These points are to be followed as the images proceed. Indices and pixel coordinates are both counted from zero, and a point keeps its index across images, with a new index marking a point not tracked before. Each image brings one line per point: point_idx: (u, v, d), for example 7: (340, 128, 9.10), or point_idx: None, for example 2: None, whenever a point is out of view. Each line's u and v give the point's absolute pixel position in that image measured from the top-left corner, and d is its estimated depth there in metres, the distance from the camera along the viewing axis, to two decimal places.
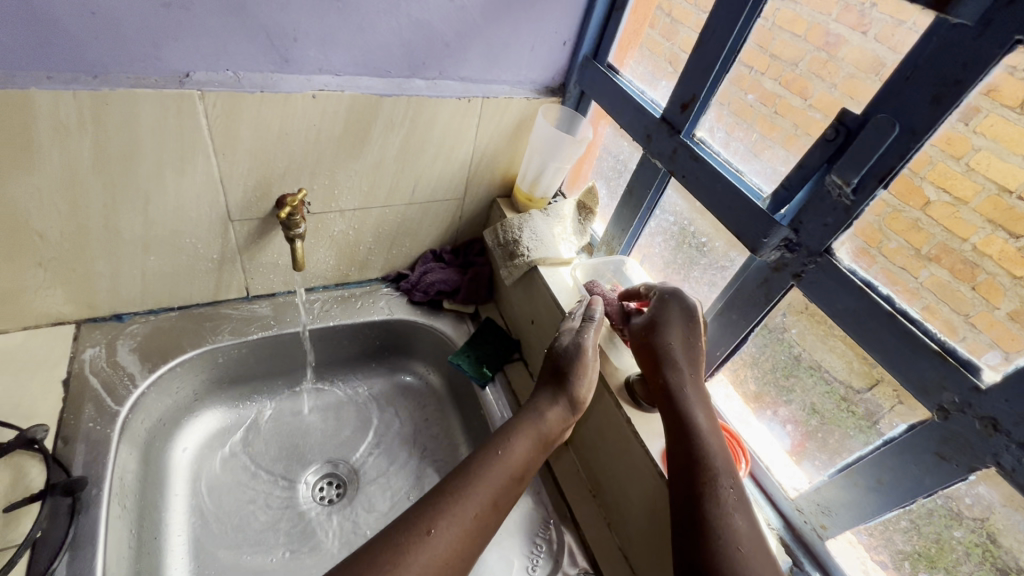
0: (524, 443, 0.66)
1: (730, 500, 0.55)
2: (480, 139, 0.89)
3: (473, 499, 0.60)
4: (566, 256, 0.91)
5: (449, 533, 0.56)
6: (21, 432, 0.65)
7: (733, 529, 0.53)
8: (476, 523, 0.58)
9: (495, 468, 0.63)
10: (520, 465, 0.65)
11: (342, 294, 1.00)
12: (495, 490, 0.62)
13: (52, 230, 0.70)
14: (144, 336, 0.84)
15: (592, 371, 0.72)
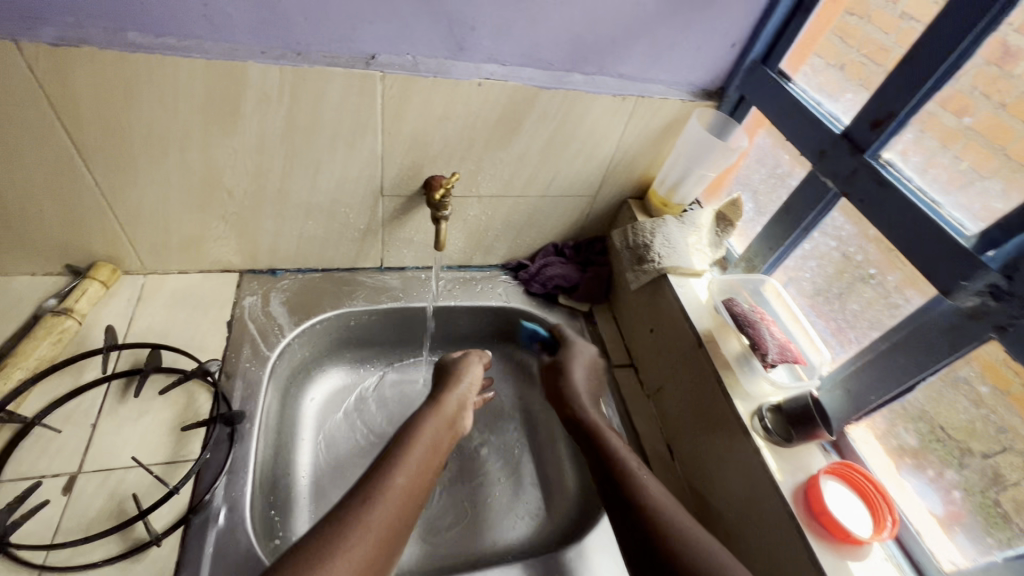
0: (440, 415, 0.75)
1: (661, 500, 0.66)
2: (626, 138, 0.87)
3: (409, 465, 0.66)
4: (698, 267, 0.87)
5: (399, 489, 0.63)
6: (200, 363, 0.74)
7: (681, 530, 0.62)
8: (417, 480, 0.65)
9: (426, 439, 0.71)
10: (437, 441, 0.72)
11: (464, 276, 1.03)
12: (434, 460, 0.70)
13: (238, 188, 0.78)
14: (293, 291, 0.92)
15: (473, 366, 0.86)
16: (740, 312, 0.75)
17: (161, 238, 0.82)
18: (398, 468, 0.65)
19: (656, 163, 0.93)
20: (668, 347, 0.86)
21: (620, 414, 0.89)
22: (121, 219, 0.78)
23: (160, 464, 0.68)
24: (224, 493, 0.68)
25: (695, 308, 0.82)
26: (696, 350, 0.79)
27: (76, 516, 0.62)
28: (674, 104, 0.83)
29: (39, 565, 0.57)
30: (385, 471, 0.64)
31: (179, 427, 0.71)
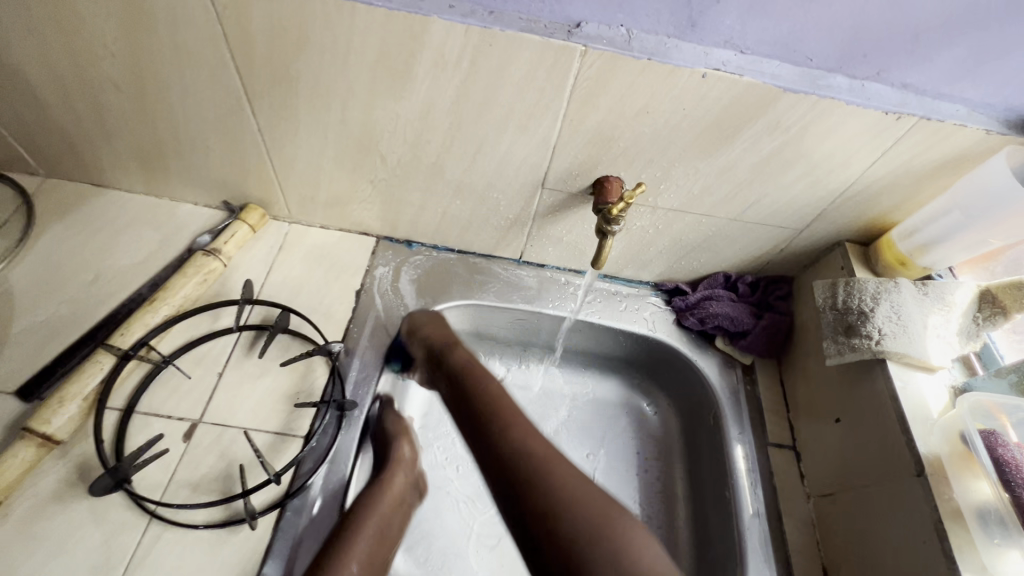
0: (389, 493, 0.64)
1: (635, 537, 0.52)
2: (876, 168, 0.64)
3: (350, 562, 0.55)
4: (934, 362, 0.64)
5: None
6: (324, 343, 0.69)
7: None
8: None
9: (363, 528, 0.59)
10: (384, 525, 0.61)
11: (609, 289, 0.88)
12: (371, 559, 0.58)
13: (393, 155, 0.70)
14: (425, 269, 0.85)
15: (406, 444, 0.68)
16: (1012, 460, 0.54)
17: (309, 192, 0.79)
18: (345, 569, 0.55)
19: (905, 206, 0.69)
20: (861, 449, 0.66)
21: (768, 506, 0.71)
22: (276, 167, 0.75)
23: (270, 434, 0.66)
24: (322, 482, 0.64)
25: (921, 420, 0.61)
26: (911, 478, 0.58)
27: (189, 468, 0.62)
28: (970, 135, 0.58)
29: (151, 512, 0.58)
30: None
31: (293, 397, 0.69)
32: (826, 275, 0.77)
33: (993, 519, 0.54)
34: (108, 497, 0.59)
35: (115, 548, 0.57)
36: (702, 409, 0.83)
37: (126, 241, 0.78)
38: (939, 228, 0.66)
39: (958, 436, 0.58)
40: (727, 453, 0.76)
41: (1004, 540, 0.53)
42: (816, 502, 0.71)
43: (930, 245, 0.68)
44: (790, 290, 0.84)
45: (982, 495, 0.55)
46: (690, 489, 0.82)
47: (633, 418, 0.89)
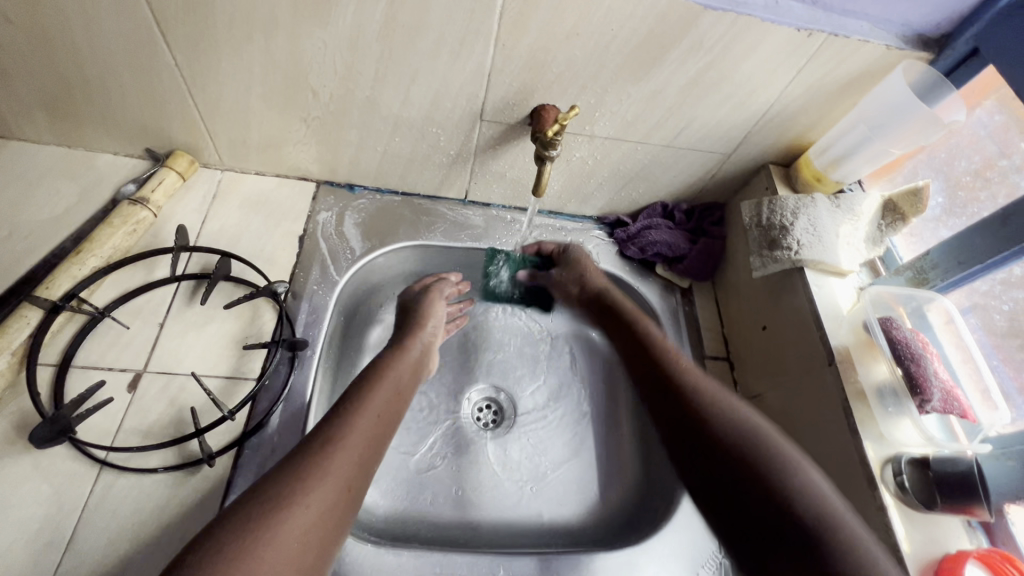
0: (405, 360, 0.68)
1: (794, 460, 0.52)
2: (792, 88, 0.68)
3: (369, 410, 0.59)
4: (845, 267, 0.71)
5: (352, 450, 0.54)
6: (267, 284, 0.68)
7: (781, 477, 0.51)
8: (365, 447, 0.56)
9: (382, 388, 0.62)
10: (399, 386, 0.65)
11: (554, 224, 0.91)
12: (386, 411, 0.61)
13: (325, 90, 0.68)
14: (369, 212, 0.84)
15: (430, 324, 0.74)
16: (903, 338, 0.62)
17: (240, 134, 0.76)
18: (361, 417, 0.57)
19: (819, 126, 0.74)
20: (783, 351, 0.72)
21: None
22: (201, 107, 0.71)
23: (221, 379, 0.65)
24: (279, 421, 0.65)
25: (833, 317, 0.67)
26: (824, 368, 0.64)
27: (136, 416, 0.61)
28: (873, 50, 0.62)
29: (101, 459, 0.57)
30: (347, 427, 0.55)
31: (241, 341, 0.68)
32: (753, 198, 0.82)
33: (889, 394, 0.61)
34: (52, 450, 0.57)
35: (65, 498, 0.56)
36: None
37: (41, 195, 0.73)
38: (849, 143, 0.71)
39: (861, 326, 0.66)
40: None
41: (897, 409, 0.60)
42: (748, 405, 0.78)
43: (840, 160, 0.73)
44: (722, 216, 0.89)
45: (881, 375, 0.62)
46: (636, 407, 0.87)
47: (583, 350, 0.94)
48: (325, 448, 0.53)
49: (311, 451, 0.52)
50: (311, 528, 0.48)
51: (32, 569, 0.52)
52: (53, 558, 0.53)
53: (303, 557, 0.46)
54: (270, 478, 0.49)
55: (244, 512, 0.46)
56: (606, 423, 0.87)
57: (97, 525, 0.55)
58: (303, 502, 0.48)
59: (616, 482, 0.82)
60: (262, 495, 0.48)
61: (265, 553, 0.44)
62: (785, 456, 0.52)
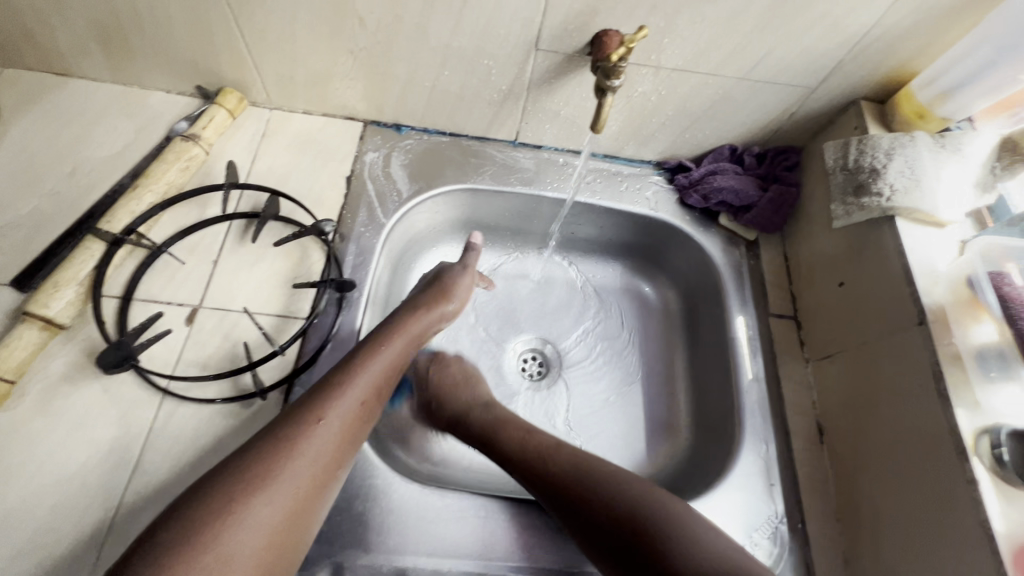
0: (410, 325, 0.63)
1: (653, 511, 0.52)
2: (900, 6, 0.58)
3: (362, 383, 0.55)
4: (945, 217, 0.62)
5: (334, 429, 0.50)
6: (315, 223, 0.67)
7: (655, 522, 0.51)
8: (350, 429, 0.52)
9: (377, 361, 0.57)
10: (400, 360, 0.60)
11: (609, 169, 0.85)
12: (381, 387, 0.57)
13: (372, 17, 0.64)
14: (416, 153, 0.81)
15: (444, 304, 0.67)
16: (1016, 296, 0.55)
17: (286, 69, 0.73)
18: (347, 395, 0.53)
19: (928, 51, 0.64)
20: (863, 308, 0.65)
21: (768, 371, 0.73)
22: (247, 39, 0.69)
23: (272, 317, 0.66)
24: (329, 359, 0.65)
25: (929, 271, 0.60)
26: (913, 327, 0.58)
27: (194, 349, 0.63)
28: None
29: (163, 388, 0.59)
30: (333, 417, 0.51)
31: (290, 281, 0.68)
32: (838, 138, 0.73)
33: (993, 358, 0.55)
34: (119, 377, 0.60)
35: (132, 422, 0.58)
36: (703, 287, 0.82)
37: (100, 132, 0.74)
38: (965, 72, 0.61)
39: (965, 281, 0.58)
40: (729, 325, 0.76)
41: (1001, 374, 0.54)
42: (815, 365, 0.72)
43: (950, 92, 0.63)
44: (798, 160, 0.81)
45: (985, 339, 0.56)
46: (689, 364, 0.83)
47: (633, 304, 0.89)
48: (307, 428, 0.49)
49: (292, 428, 0.49)
50: (287, 512, 0.46)
51: (104, 484, 0.55)
52: (123, 476, 0.56)
53: (277, 542, 0.45)
54: (239, 463, 0.46)
55: (213, 493, 0.44)
56: (656, 381, 0.84)
57: (160, 449, 0.57)
58: (278, 486, 0.46)
59: (665, 440, 0.79)
60: (230, 482, 0.44)
61: (236, 540, 0.42)
62: (670, 509, 0.52)
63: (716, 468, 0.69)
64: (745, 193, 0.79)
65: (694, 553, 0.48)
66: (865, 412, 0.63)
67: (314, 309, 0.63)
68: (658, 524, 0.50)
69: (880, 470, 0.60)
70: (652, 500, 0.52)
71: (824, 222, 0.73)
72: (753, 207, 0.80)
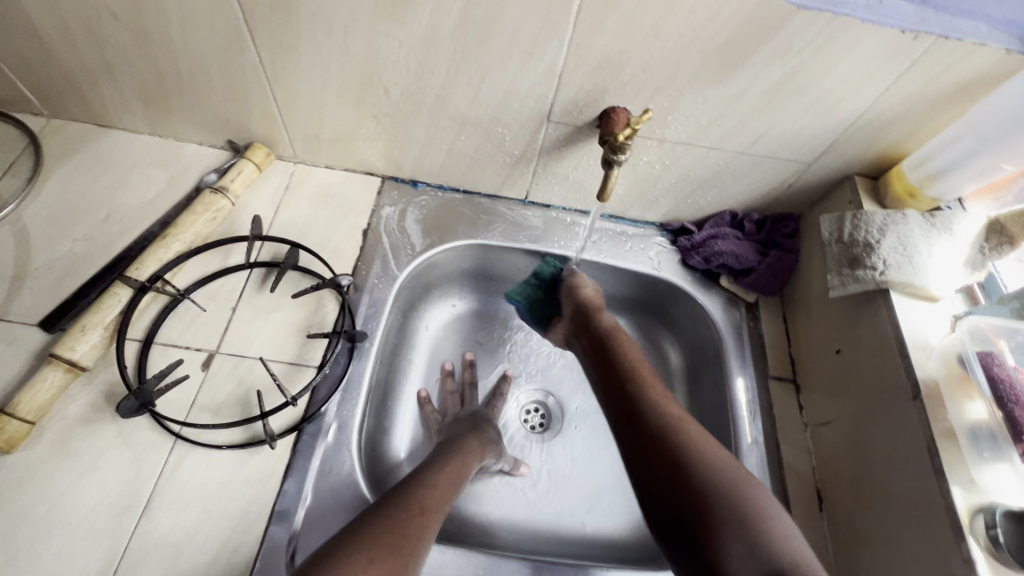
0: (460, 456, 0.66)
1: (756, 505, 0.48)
2: (888, 96, 0.63)
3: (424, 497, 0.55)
4: (937, 292, 0.65)
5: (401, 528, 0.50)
6: (332, 278, 0.70)
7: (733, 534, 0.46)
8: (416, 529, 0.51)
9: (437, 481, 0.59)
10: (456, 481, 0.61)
11: (614, 229, 0.88)
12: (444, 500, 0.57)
13: (396, 87, 0.69)
14: (430, 209, 0.85)
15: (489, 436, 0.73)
16: (1005, 377, 0.56)
17: (314, 129, 0.78)
18: (410, 502, 0.53)
19: (917, 135, 0.67)
20: (860, 378, 0.67)
21: (767, 434, 0.74)
22: (279, 102, 0.74)
23: (285, 365, 0.68)
24: (337, 410, 0.67)
25: (921, 347, 0.62)
26: (908, 401, 0.60)
27: (208, 395, 0.65)
28: (989, 55, 0.56)
29: (176, 432, 0.61)
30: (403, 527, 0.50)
31: (304, 330, 0.71)
32: (834, 211, 0.77)
33: (984, 437, 0.55)
34: (134, 420, 0.62)
35: (143, 467, 0.60)
36: (705, 346, 0.84)
37: (134, 180, 0.79)
38: (950, 157, 0.65)
39: (955, 358, 0.59)
40: (728, 387, 0.77)
41: (992, 454, 0.54)
42: (813, 431, 0.73)
43: (939, 174, 0.67)
44: (797, 228, 0.84)
45: (976, 415, 0.56)
46: None
47: None
48: (378, 530, 0.49)
49: (363, 531, 0.48)
50: None
51: (112, 529, 0.56)
52: (131, 521, 0.57)
53: None
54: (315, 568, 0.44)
55: None
56: None
57: (168, 495, 0.59)
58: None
59: None
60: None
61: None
62: (757, 500, 0.48)
63: None
64: (745, 257, 0.82)
65: (774, 545, 0.45)
66: (863, 483, 0.63)
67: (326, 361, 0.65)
68: (735, 512, 0.47)
69: (879, 544, 0.60)
70: (733, 469, 0.51)
71: (821, 290, 0.76)
72: (752, 272, 0.82)
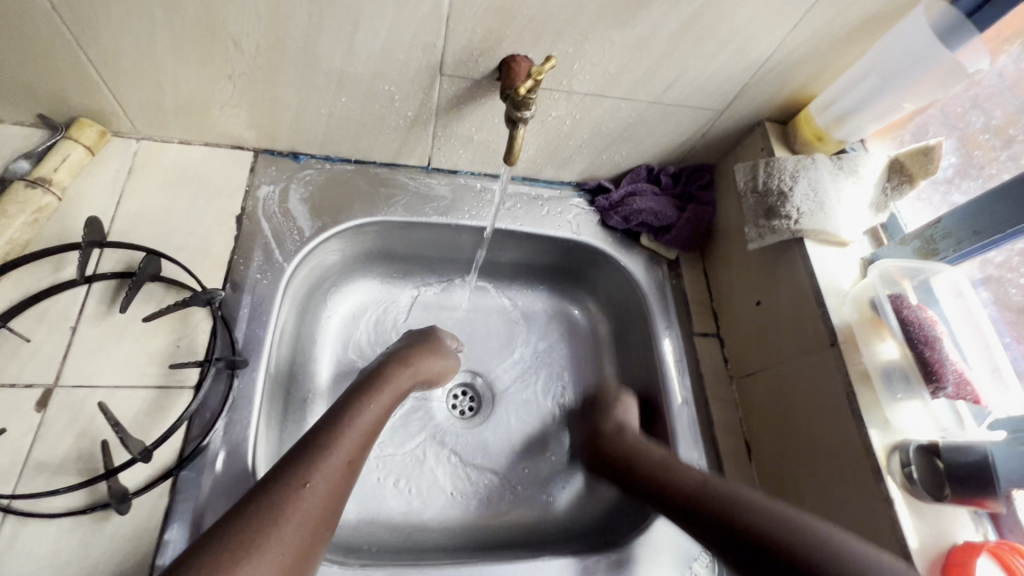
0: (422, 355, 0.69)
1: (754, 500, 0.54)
2: (795, 35, 0.60)
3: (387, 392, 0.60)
4: (847, 236, 0.65)
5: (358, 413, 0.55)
6: (199, 293, 0.57)
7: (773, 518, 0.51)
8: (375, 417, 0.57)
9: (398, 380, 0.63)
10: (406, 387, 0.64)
11: (529, 193, 0.82)
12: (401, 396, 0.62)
13: (249, 41, 0.57)
14: (318, 185, 0.73)
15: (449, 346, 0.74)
16: (914, 319, 0.57)
17: (153, 97, 0.63)
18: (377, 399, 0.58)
19: (824, 77, 0.66)
20: (778, 327, 0.67)
21: (695, 393, 0.73)
22: (97, 63, 0.58)
23: (151, 390, 0.56)
24: (224, 435, 0.57)
25: (836, 294, 0.62)
26: (825, 348, 0.60)
27: (50, 440, 0.52)
28: None
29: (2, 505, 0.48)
30: (391, 372, 0.63)
31: (172, 345, 0.59)
32: (747, 159, 0.75)
33: (898, 378, 0.56)
34: None
35: None
36: (630, 309, 0.82)
37: None
38: (856, 97, 0.63)
39: (868, 303, 0.60)
40: (656, 348, 0.75)
41: (905, 395, 0.56)
42: (739, 383, 0.73)
43: (845, 116, 0.66)
44: (712, 179, 0.82)
45: (888, 357, 0.57)
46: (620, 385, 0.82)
47: (562, 327, 0.87)
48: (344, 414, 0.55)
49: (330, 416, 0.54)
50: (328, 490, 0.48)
51: None
52: None
53: (314, 530, 0.46)
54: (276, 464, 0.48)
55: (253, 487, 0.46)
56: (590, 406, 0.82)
57: (8, 571, 0.47)
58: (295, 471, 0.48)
59: None
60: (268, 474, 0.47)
61: (340, 447, 0.51)
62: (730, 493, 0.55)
63: None
64: (663, 215, 0.79)
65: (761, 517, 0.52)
66: (786, 431, 0.64)
67: (197, 395, 0.54)
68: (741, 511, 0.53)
69: (804, 488, 0.61)
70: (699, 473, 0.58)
71: (739, 243, 0.75)
72: (671, 229, 0.80)
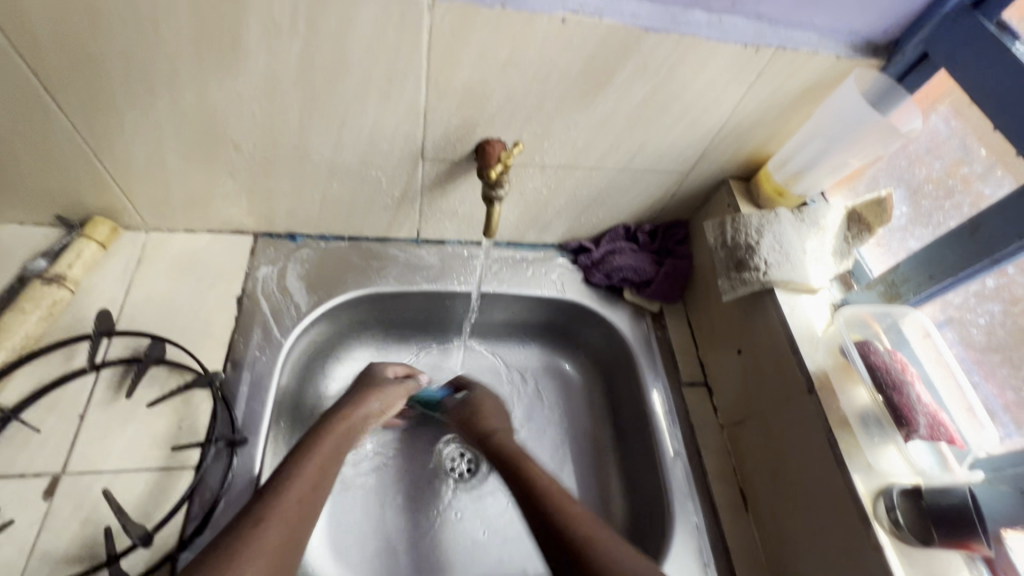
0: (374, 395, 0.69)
1: None
2: (743, 105, 0.65)
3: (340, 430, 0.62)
4: (816, 284, 0.68)
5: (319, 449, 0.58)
6: None
7: None
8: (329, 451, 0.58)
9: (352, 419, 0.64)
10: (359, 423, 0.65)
11: (513, 256, 0.86)
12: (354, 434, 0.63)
13: (247, 142, 0.63)
14: (313, 262, 0.78)
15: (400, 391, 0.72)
16: (882, 363, 0.60)
17: (161, 194, 0.69)
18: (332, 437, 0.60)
19: (777, 138, 0.71)
20: (760, 375, 0.69)
21: (687, 444, 0.74)
22: (111, 168, 0.64)
23: (154, 473, 0.58)
24: (223, 513, 0.59)
25: (809, 341, 0.64)
26: (804, 396, 0.61)
27: (56, 529, 0.54)
28: (823, 61, 0.60)
29: None
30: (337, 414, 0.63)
31: (174, 427, 0.61)
32: (716, 215, 0.79)
33: (873, 423, 0.59)
34: None
35: None
36: (619, 362, 0.84)
37: None
38: (808, 156, 0.68)
39: (838, 349, 0.63)
40: (645, 400, 0.77)
41: (882, 439, 0.58)
42: (729, 431, 0.74)
43: (800, 173, 0.70)
44: (687, 234, 0.86)
45: (864, 401, 0.60)
46: (615, 438, 0.83)
47: (555, 383, 0.89)
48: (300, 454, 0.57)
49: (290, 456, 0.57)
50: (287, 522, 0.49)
51: None
52: None
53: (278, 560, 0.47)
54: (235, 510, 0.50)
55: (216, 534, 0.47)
56: (586, 462, 0.83)
57: None
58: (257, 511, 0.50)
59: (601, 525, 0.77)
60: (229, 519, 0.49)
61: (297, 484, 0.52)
62: None
63: (651, 553, 0.68)
64: (643, 270, 0.83)
65: None
66: (777, 478, 0.65)
67: (197, 476, 0.56)
68: None
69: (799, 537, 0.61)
70: None
71: (716, 293, 0.78)
72: (652, 283, 0.83)
